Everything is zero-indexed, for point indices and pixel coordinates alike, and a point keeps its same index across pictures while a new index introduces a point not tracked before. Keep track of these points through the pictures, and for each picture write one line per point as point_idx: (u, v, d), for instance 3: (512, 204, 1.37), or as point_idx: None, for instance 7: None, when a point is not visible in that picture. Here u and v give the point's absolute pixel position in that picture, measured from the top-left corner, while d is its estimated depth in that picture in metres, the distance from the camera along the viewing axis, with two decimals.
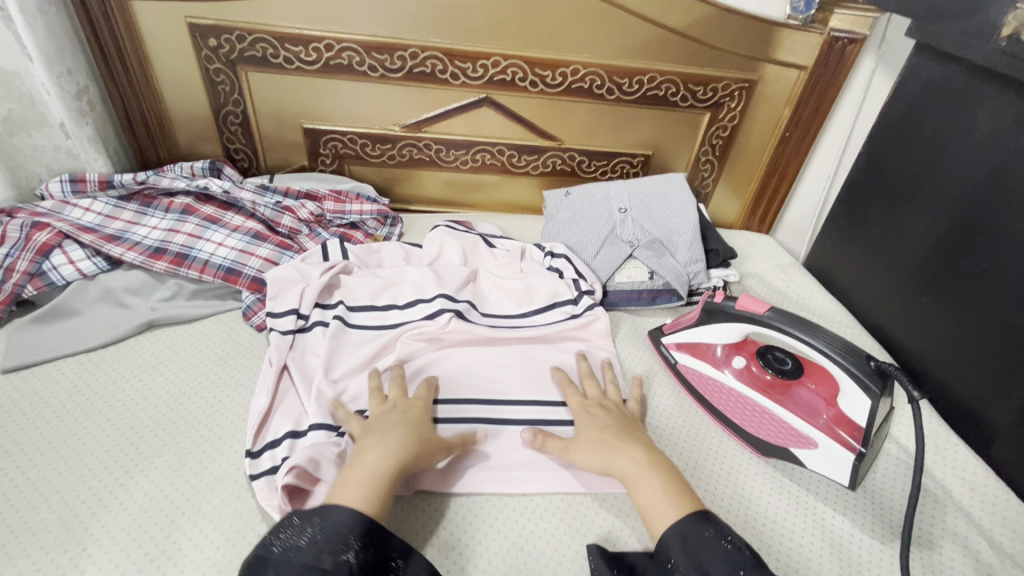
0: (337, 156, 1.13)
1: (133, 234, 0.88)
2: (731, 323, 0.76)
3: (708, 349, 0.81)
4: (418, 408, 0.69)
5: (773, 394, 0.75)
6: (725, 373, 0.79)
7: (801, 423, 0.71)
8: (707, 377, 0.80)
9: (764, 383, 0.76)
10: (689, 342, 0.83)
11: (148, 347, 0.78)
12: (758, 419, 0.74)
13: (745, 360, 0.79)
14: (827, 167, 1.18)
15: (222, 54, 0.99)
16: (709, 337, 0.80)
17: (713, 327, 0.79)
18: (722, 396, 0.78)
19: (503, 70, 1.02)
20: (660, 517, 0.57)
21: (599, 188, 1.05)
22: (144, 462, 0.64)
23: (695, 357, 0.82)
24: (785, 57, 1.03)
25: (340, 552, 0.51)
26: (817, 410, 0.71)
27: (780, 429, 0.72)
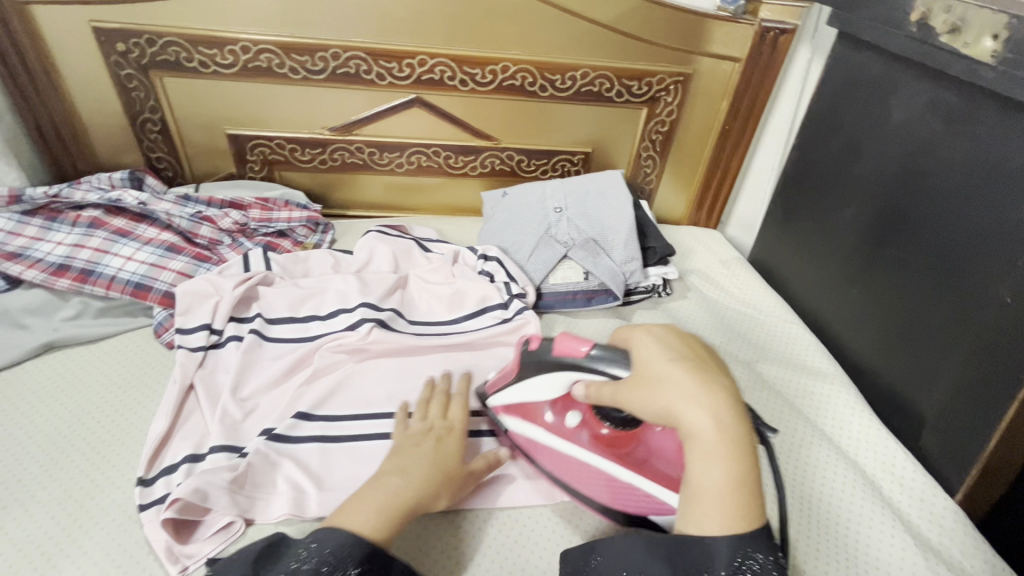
0: (266, 162, 1.09)
1: (36, 251, 0.83)
2: (557, 373, 0.62)
3: (538, 410, 0.66)
4: (455, 429, 0.64)
5: (619, 455, 0.63)
6: (561, 438, 0.65)
7: (657, 488, 0.60)
8: (543, 446, 0.66)
9: (606, 441, 0.63)
10: (515, 404, 0.68)
11: (47, 370, 0.74)
12: (604, 487, 0.62)
13: (581, 416, 0.65)
14: (772, 160, 1.17)
15: (133, 59, 0.94)
16: (535, 395, 0.66)
17: (539, 382, 0.64)
18: (564, 464, 0.65)
19: (430, 69, 0.99)
20: (714, 511, 0.45)
21: (535, 188, 1.02)
22: (27, 495, 0.60)
23: (523, 420, 0.67)
24: (717, 49, 1.02)
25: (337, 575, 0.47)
26: (668, 467, 0.61)
27: (646, 493, 0.60)
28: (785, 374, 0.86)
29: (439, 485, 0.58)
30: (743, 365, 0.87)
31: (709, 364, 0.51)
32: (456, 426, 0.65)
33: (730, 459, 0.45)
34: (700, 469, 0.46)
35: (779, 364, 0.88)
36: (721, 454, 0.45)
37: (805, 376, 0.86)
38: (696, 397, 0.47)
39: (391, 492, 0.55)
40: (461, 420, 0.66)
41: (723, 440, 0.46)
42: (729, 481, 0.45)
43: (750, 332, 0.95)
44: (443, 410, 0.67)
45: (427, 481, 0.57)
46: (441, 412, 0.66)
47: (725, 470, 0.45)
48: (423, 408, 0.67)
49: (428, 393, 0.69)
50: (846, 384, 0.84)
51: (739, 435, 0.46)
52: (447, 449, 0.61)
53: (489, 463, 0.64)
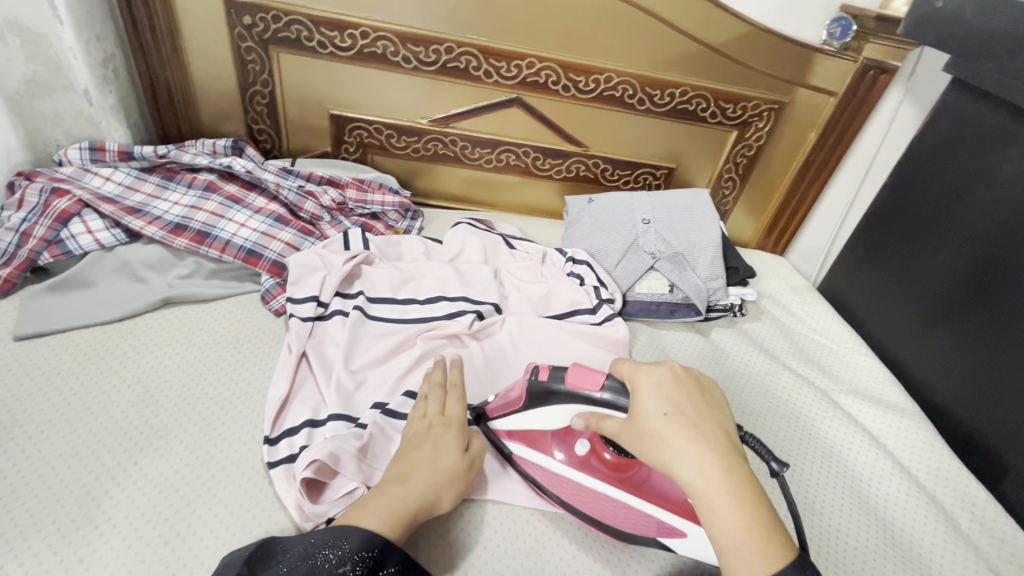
0: (362, 145, 1.12)
1: (153, 208, 0.86)
2: (563, 408, 0.61)
3: (544, 440, 0.66)
4: (454, 423, 0.61)
5: (623, 479, 0.62)
6: (568, 466, 0.64)
7: (660, 509, 0.59)
8: (554, 474, 0.64)
9: (610, 468, 0.62)
10: (519, 430, 0.67)
11: (165, 324, 0.77)
12: (619, 514, 0.61)
13: (587, 443, 0.64)
14: (846, 194, 1.17)
15: (256, 32, 0.97)
16: (539, 425, 0.65)
17: (542, 415, 0.64)
18: (573, 490, 0.63)
19: (537, 72, 1.02)
20: (746, 565, 0.44)
21: (623, 197, 1.05)
22: (159, 441, 0.62)
23: (530, 448, 0.66)
24: (816, 82, 1.04)
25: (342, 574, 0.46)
26: (671, 492, 0.60)
27: (651, 516, 0.59)
28: (861, 407, 0.88)
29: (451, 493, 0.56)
30: (817, 393, 0.89)
31: (704, 414, 0.51)
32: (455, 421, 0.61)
33: (738, 508, 0.46)
34: (714, 525, 0.46)
35: (854, 396, 0.90)
36: (727, 505, 0.46)
37: (882, 410, 0.87)
38: (688, 453, 0.48)
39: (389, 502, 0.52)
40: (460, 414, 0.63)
41: (724, 493, 0.46)
42: (744, 529, 0.45)
43: (824, 361, 0.96)
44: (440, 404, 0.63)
45: (425, 489, 0.54)
46: (438, 407, 0.63)
47: (738, 522, 0.45)
48: (415, 412, 0.63)
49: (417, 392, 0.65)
50: (923, 421, 0.86)
51: (738, 480, 0.47)
52: (446, 449, 0.58)
53: None
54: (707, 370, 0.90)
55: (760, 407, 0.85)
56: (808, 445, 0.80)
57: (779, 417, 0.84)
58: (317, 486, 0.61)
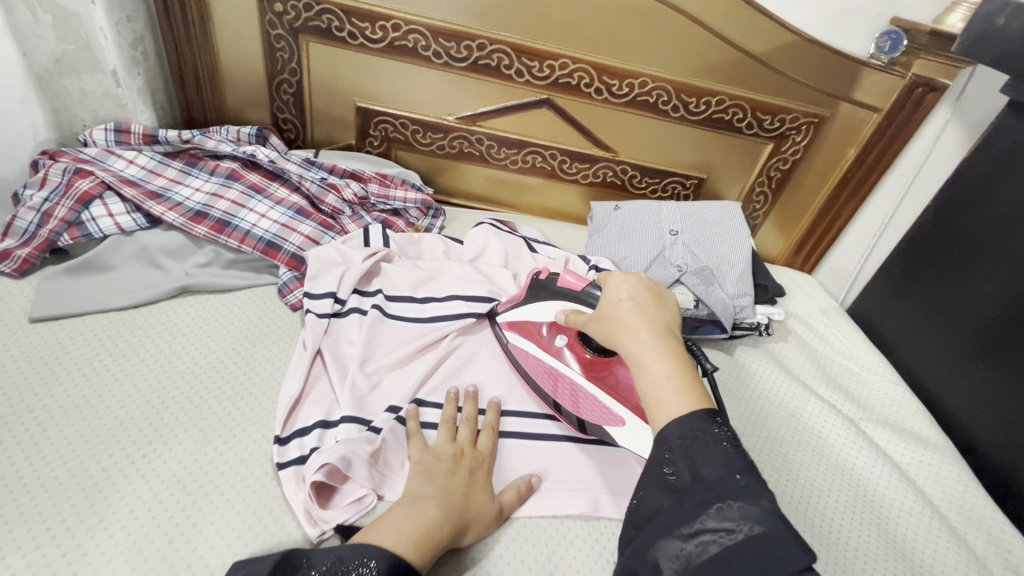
0: (386, 139, 1.11)
1: (175, 194, 0.85)
2: (552, 303, 0.74)
3: (535, 330, 0.75)
4: (484, 460, 0.62)
5: (594, 376, 0.71)
6: (551, 355, 0.74)
7: (615, 403, 0.68)
8: (537, 361, 0.74)
9: (585, 363, 0.72)
10: (519, 321, 0.77)
11: (180, 312, 0.76)
12: (577, 401, 0.71)
13: (570, 339, 0.73)
14: (880, 214, 1.13)
15: (287, 20, 0.96)
16: (536, 316, 0.75)
17: (539, 304, 0.75)
18: (551, 377, 0.73)
19: (570, 73, 0.99)
20: (664, 405, 0.48)
21: (651, 206, 1.02)
22: (169, 434, 0.61)
23: (524, 338, 0.76)
24: (859, 97, 1.00)
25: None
26: (631, 391, 0.69)
27: (606, 406, 0.69)
28: (892, 441, 0.85)
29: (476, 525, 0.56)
30: (845, 422, 0.85)
31: (653, 305, 0.56)
32: (485, 457, 0.63)
33: (666, 363, 0.50)
34: (644, 377, 0.50)
35: (884, 427, 0.86)
36: (656, 360, 0.50)
37: (912, 444, 0.84)
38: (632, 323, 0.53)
39: (427, 522, 0.52)
40: (490, 452, 0.64)
41: (657, 351, 0.51)
42: (670, 378, 0.49)
43: (852, 388, 0.93)
44: (473, 436, 0.65)
45: (456, 516, 0.54)
46: (471, 438, 0.64)
47: (664, 372, 0.49)
48: (444, 431, 0.64)
49: (450, 413, 0.66)
50: (955, 458, 0.82)
51: (671, 348, 0.51)
52: (477, 482, 0.59)
53: (520, 493, 0.62)
54: (731, 392, 0.87)
55: (785, 432, 0.82)
56: (835, 475, 0.77)
57: (805, 444, 0.81)
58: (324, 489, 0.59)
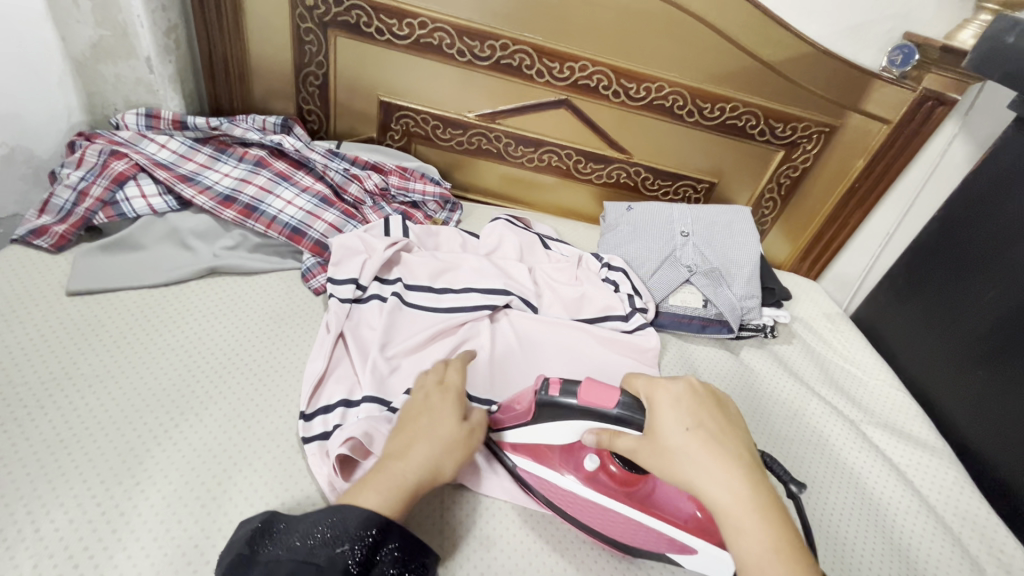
0: (407, 134, 1.13)
1: (205, 177, 0.88)
2: (569, 423, 0.60)
3: (551, 454, 0.65)
4: (453, 391, 0.62)
5: (630, 495, 0.62)
6: (578, 481, 0.63)
7: (672, 525, 0.59)
8: (561, 487, 0.64)
9: (617, 481, 0.62)
10: (527, 443, 0.66)
11: (208, 292, 0.79)
12: (628, 532, 0.61)
13: (597, 458, 0.63)
14: (886, 223, 1.16)
15: (317, 14, 0.99)
16: (548, 440, 0.63)
17: (550, 428, 0.61)
18: (582, 506, 0.62)
19: (589, 75, 1.02)
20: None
21: (663, 208, 1.04)
22: (200, 405, 0.64)
23: (536, 462, 0.65)
24: (870, 108, 1.03)
25: (336, 546, 0.46)
26: (681, 508, 0.61)
27: (665, 533, 0.59)
28: (890, 441, 0.87)
29: (449, 454, 0.56)
30: (846, 423, 0.88)
31: (727, 433, 0.52)
32: (455, 387, 0.63)
33: (762, 523, 0.46)
34: (738, 544, 0.46)
35: (884, 429, 0.89)
36: (750, 519, 0.46)
37: (911, 447, 0.87)
38: (713, 470, 0.48)
39: (395, 470, 0.52)
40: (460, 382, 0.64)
41: (747, 505, 0.47)
42: (770, 545, 0.45)
43: (853, 390, 0.96)
44: (439, 373, 0.65)
45: (423, 455, 0.54)
46: (436, 376, 0.64)
47: (761, 536, 0.45)
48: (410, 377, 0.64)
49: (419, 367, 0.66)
50: (952, 461, 0.85)
51: (764, 496, 0.47)
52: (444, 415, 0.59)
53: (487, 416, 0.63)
54: (736, 390, 0.89)
55: (788, 432, 0.84)
56: (834, 472, 0.80)
57: (807, 443, 0.83)
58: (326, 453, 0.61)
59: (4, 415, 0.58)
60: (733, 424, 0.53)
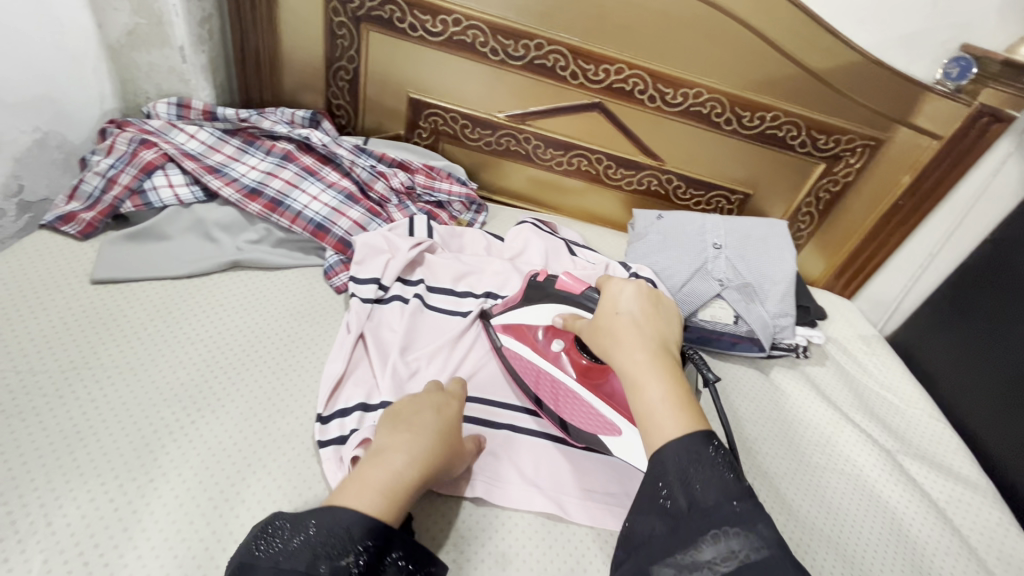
0: (435, 132, 1.12)
1: (232, 169, 0.87)
2: (547, 306, 0.72)
3: (530, 331, 0.75)
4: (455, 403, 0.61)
5: (587, 379, 0.70)
6: (545, 359, 0.73)
7: (610, 410, 0.67)
8: (531, 362, 0.74)
9: (579, 369, 0.71)
10: (515, 324, 0.76)
11: (230, 286, 0.78)
12: (571, 404, 0.70)
13: (565, 344, 0.73)
14: (929, 243, 1.10)
15: (350, 8, 0.98)
16: (530, 320, 0.74)
17: (534, 310, 0.73)
18: (543, 379, 0.73)
19: (625, 79, 0.99)
20: (659, 430, 0.47)
21: (695, 219, 1.01)
22: (217, 401, 0.63)
23: (517, 340, 0.76)
24: (920, 122, 0.98)
25: (338, 557, 0.43)
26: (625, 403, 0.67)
27: (599, 412, 0.67)
28: (928, 475, 0.83)
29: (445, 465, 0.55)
30: (881, 452, 0.84)
31: (651, 322, 0.55)
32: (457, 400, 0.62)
33: (663, 381, 0.49)
34: (638, 397, 0.49)
35: (921, 461, 0.85)
36: (652, 380, 0.49)
37: (950, 481, 0.82)
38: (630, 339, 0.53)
39: (397, 469, 0.50)
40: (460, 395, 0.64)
41: (650, 367, 0.50)
42: (665, 401, 0.48)
43: (889, 418, 0.91)
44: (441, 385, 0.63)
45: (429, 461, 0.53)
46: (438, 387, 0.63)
47: (660, 392, 0.48)
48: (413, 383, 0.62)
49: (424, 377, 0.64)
50: (996, 500, 0.80)
51: (668, 367, 0.51)
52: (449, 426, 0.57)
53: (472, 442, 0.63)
54: (765, 410, 0.86)
55: (819, 458, 0.80)
56: (867, 503, 0.76)
57: (839, 472, 0.79)
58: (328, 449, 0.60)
59: (23, 404, 0.58)
60: (663, 319, 0.57)
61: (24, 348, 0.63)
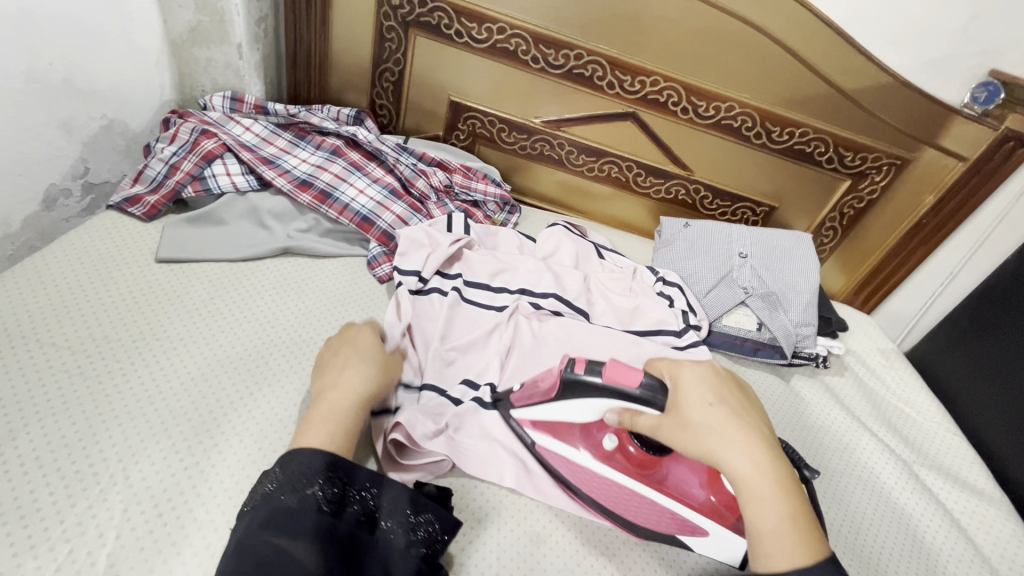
0: (472, 135, 1.16)
1: (285, 161, 0.92)
2: (590, 400, 0.62)
3: (571, 430, 0.67)
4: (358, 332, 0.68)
5: (644, 475, 0.65)
6: (596, 458, 0.66)
7: (684, 507, 0.62)
8: (577, 464, 0.66)
9: (634, 462, 0.65)
10: (546, 420, 0.67)
11: (282, 271, 0.82)
12: (635, 506, 0.64)
13: (615, 438, 0.66)
14: (949, 262, 1.13)
15: (401, 13, 1.02)
16: (568, 416, 0.65)
17: (572, 404, 0.63)
18: (595, 481, 0.65)
19: (659, 90, 1.03)
20: (780, 551, 0.49)
21: (722, 227, 1.03)
22: (272, 376, 0.67)
23: (556, 440, 0.67)
24: (946, 144, 1.00)
25: (308, 487, 0.50)
26: (693, 492, 0.64)
27: (675, 512, 0.62)
28: (943, 486, 0.85)
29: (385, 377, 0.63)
30: (898, 462, 0.86)
31: (745, 412, 0.56)
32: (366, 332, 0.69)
33: (779, 496, 0.51)
34: (757, 513, 0.51)
35: (938, 473, 0.87)
36: (768, 494, 0.51)
37: (965, 493, 0.84)
38: (739, 440, 0.53)
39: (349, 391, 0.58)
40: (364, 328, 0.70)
41: (768, 482, 0.51)
42: (783, 520, 0.50)
43: (907, 431, 0.93)
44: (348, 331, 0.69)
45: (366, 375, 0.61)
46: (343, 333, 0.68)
47: (777, 510, 0.50)
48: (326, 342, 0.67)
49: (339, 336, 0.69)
50: (1009, 513, 0.83)
51: (781, 474, 0.52)
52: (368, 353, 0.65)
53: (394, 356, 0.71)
54: (789, 420, 0.88)
55: (837, 465, 0.83)
56: (886, 510, 0.78)
57: (858, 479, 0.82)
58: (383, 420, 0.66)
59: (99, 367, 0.62)
60: (749, 404, 0.58)
61: (98, 317, 0.68)
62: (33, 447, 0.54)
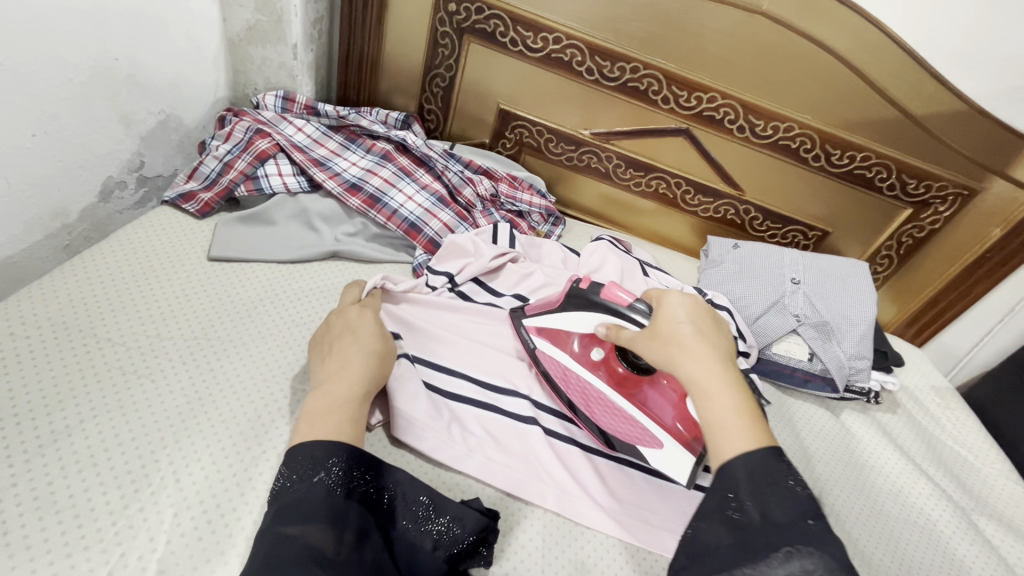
0: (519, 143, 1.15)
1: (336, 164, 0.92)
2: (588, 316, 0.69)
3: (567, 338, 0.73)
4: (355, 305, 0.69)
5: (623, 389, 0.70)
6: (583, 367, 0.72)
7: (650, 422, 0.68)
8: (565, 369, 0.73)
9: (616, 378, 0.71)
10: (548, 328, 0.75)
11: (330, 274, 0.82)
12: (606, 415, 0.70)
13: (604, 352, 0.72)
14: (1012, 299, 1.07)
15: (456, 20, 1.02)
16: (567, 325, 0.72)
17: (570, 316, 0.72)
18: (578, 388, 0.72)
19: (716, 108, 1.00)
20: (730, 442, 0.47)
21: (773, 251, 1.01)
22: None
23: (554, 346, 0.74)
24: (1019, 175, 0.95)
25: (314, 474, 0.50)
26: (666, 415, 0.68)
27: (639, 424, 0.68)
28: (1005, 539, 0.80)
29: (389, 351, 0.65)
30: (956, 509, 0.82)
31: (716, 332, 0.55)
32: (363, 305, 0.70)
33: (733, 393, 0.49)
34: (707, 408, 0.49)
35: (999, 524, 0.82)
36: (720, 391, 0.49)
37: None
38: (697, 345, 0.52)
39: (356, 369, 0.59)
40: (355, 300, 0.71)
41: (720, 379, 0.50)
42: (737, 414, 0.48)
43: (964, 476, 0.89)
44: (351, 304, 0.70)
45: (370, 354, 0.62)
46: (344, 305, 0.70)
47: (730, 405, 0.48)
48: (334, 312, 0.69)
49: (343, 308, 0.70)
50: None
51: (738, 379, 0.51)
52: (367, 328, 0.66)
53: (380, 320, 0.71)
54: (840, 458, 0.84)
55: (890, 507, 0.79)
56: (942, 560, 0.74)
57: (913, 525, 0.78)
58: (405, 423, 0.65)
59: (151, 365, 0.63)
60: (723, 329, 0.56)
61: (151, 314, 0.68)
62: (88, 444, 0.54)
